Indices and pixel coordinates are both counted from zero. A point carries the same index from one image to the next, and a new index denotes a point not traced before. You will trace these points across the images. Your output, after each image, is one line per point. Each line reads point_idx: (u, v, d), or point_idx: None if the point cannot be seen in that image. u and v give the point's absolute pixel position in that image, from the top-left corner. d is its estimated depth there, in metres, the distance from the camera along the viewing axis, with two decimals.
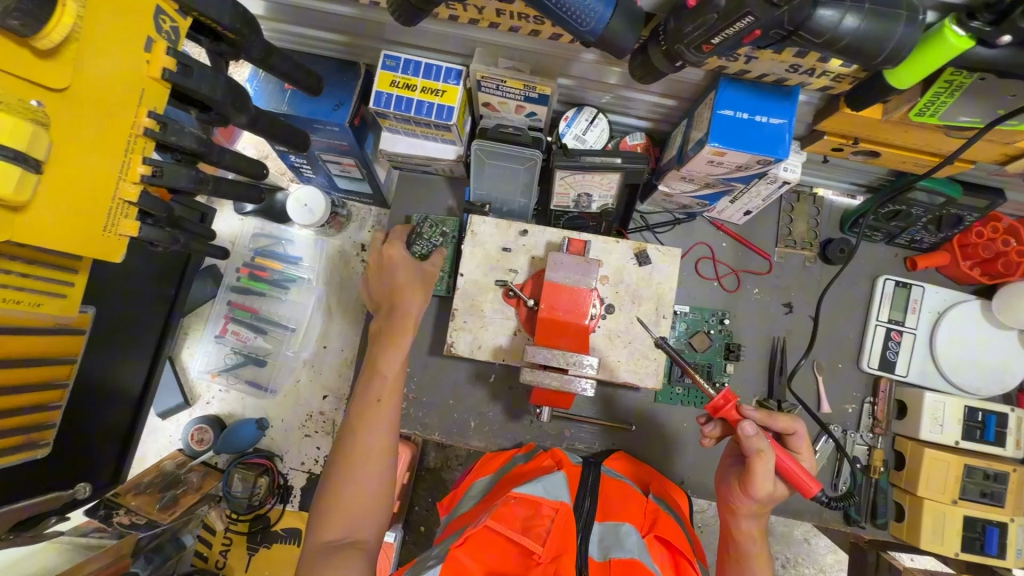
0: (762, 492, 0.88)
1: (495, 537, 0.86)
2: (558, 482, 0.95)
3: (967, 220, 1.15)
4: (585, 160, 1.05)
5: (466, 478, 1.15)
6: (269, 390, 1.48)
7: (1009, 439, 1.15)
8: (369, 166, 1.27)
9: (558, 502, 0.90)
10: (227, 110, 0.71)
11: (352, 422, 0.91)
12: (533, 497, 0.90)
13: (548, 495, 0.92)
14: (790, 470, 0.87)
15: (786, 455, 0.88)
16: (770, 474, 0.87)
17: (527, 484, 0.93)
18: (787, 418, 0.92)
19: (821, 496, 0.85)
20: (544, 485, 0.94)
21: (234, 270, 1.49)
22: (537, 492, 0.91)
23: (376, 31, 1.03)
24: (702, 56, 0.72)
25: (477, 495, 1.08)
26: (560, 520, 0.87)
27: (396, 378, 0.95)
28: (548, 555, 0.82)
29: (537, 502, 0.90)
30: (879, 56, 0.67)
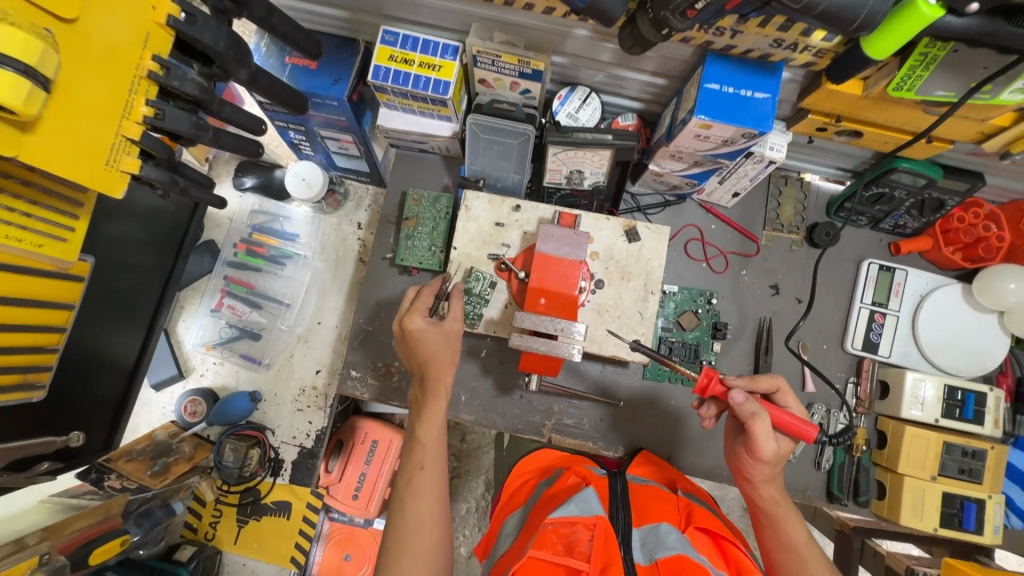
0: (768, 449, 0.90)
1: (542, 561, 0.84)
2: (590, 497, 0.95)
3: (949, 203, 1.19)
4: (577, 135, 1.09)
5: (498, 519, 1.13)
6: (263, 363, 1.49)
7: (987, 417, 1.18)
8: (367, 143, 1.30)
9: (595, 516, 0.91)
10: (230, 64, 0.73)
11: (400, 486, 0.97)
12: (569, 517, 0.90)
13: (584, 511, 0.92)
14: (785, 423, 0.90)
15: (779, 408, 0.90)
16: (770, 431, 0.89)
17: (562, 506, 0.92)
18: (769, 379, 0.96)
19: (820, 438, 0.87)
20: (577, 503, 0.93)
21: (232, 246, 1.53)
22: (572, 513, 0.91)
23: (376, 5, 1.06)
24: (687, 24, 0.75)
25: (512, 532, 1.05)
26: (599, 534, 0.87)
27: (437, 442, 1.01)
28: (595, 567, 0.82)
29: (576, 520, 0.89)
30: (854, 23, 0.70)
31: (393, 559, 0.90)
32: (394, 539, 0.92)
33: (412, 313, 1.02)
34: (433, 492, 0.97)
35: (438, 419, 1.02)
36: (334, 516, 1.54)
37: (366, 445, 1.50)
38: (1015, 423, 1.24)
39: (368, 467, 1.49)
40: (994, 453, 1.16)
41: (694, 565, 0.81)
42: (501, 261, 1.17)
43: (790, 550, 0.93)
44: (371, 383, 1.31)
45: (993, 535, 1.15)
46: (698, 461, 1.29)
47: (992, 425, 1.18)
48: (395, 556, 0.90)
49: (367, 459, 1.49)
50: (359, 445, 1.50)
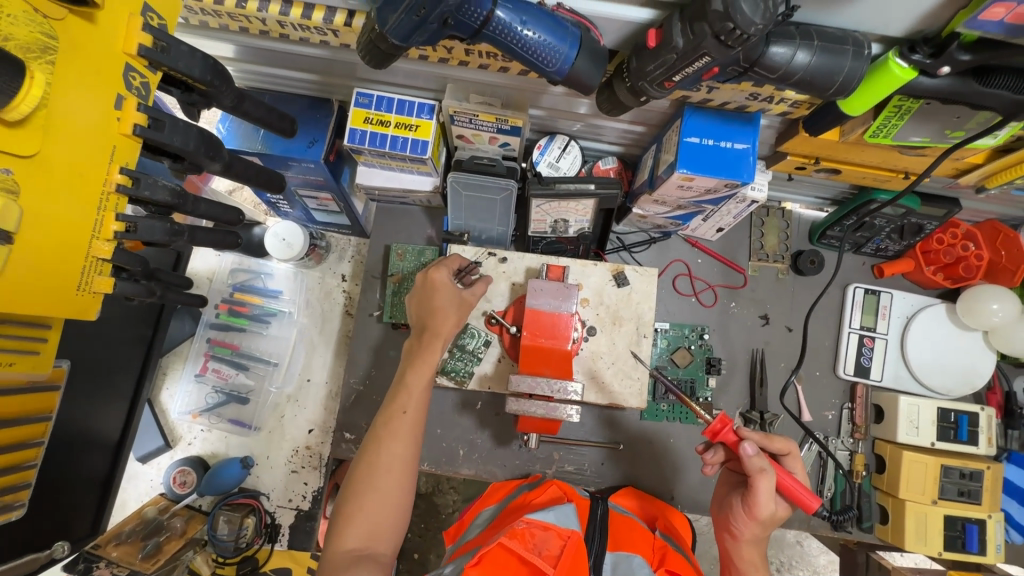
0: (764, 512, 0.89)
1: (509, 557, 0.87)
2: (569, 511, 0.97)
3: (927, 227, 1.21)
4: (560, 187, 1.07)
5: (471, 509, 1.15)
6: (253, 427, 1.46)
7: (981, 437, 1.20)
8: (347, 199, 1.27)
9: (571, 530, 0.91)
10: (201, 160, 0.71)
11: (378, 433, 0.96)
12: (545, 522, 0.92)
13: (561, 523, 0.93)
14: (789, 487, 0.88)
15: (785, 472, 0.90)
16: (772, 493, 0.88)
17: (540, 511, 0.95)
18: (783, 440, 0.94)
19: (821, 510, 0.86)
20: (557, 512, 0.95)
21: (213, 307, 1.48)
22: (549, 519, 0.93)
23: (348, 70, 1.04)
24: (665, 92, 0.75)
25: (483, 523, 1.08)
26: (571, 546, 0.87)
27: (422, 394, 1.00)
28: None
29: (552, 528, 0.91)
30: (830, 88, 0.70)
31: (357, 496, 0.91)
32: (363, 473, 0.92)
33: (439, 267, 1.07)
34: (410, 438, 0.96)
35: (429, 371, 1.01)
36: None
37: None
38: (1007, 437, 1.26)
39: None
40: (990, 473, 1.18)
41: None
42: (490, 316, 1.15)
43: None
44: None
45: (995, 553, 1.17)
46: (702, 498, 1.28)
47: (986, 444, 1.20)
48: (362, 491, 0.91)
49: None
50: None
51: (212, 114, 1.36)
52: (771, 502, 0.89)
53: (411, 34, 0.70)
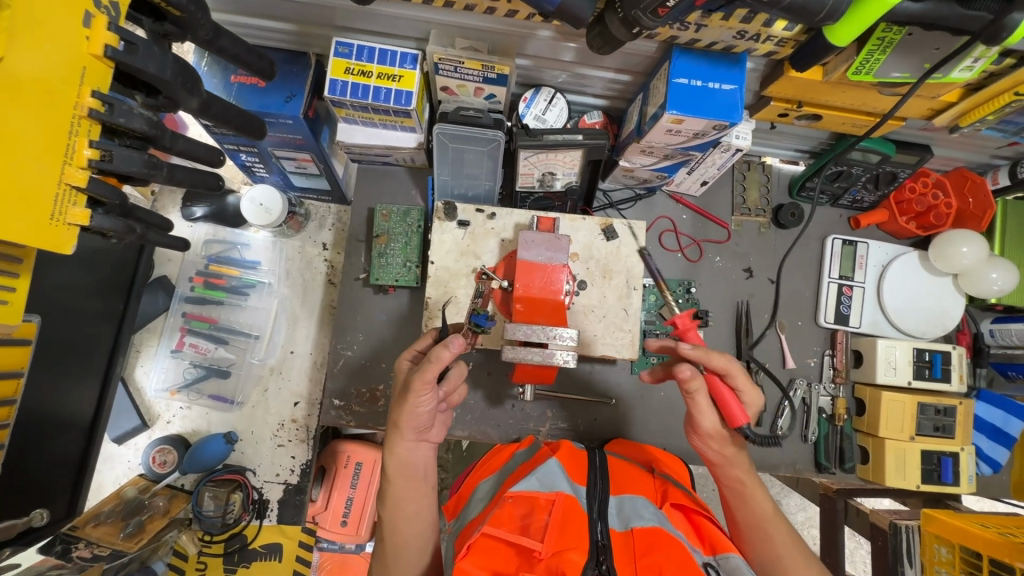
0: (702, 425, 0.91)
1: (497, 544, 0.82)
2: (552, 471, 0.93)
3: (902, 176, 1.24)
4: (548, 137, 1.06)
5: (469, 480, 1.08)
6: (235, 402, 1.41)
7: (953, 374, 1.25)
8: (327, 160, 1.23)
9: (556, 492, 0.88)
10: (179, 93, 0.66)
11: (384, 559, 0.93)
12: (530, 492, 0.88)
13: (545, 487, 0.90)
14: (720, 401, 0.89)
15: (721, 386, 0.88)
16: (704, 406, 0.89)
17: (523, 480, 0.90)
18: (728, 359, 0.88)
19: (746, 428, 0.86)
20: (539, 478, 0.91)
21: (188, 280, 1.42)
22: (533, 487, 0.89)
23: (325, 17, 1.00)
24: (658, 21, 0.75)
25: (484, 497, 1.00)
26: (557, 514, 0.84)
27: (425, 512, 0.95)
28: (549, 550, 0.79)
29: (536, 497, 0.87)
30: (820, 14, 0.71)
31: None
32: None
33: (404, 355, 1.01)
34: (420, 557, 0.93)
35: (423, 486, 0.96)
36: (324, 546, 1.45)
37: (350, 468, 1.43)
38: (976, 376, 1.34)
39: (354, 491, 1.43)
40: (962, 408, 1.25)
41: (672, 540, 0.81)
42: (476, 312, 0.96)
43: (760, 527, 0.92)
44: (357, 411, 1.26)
45: (967, 484, 1.24)
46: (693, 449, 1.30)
47: (958, 381, 1.26)
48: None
49: (353, 483, 1.43)
50: (343, 469, 1.43)
51: (183, 48, 1.35)
52: (709, 414, 0.90)
53: None
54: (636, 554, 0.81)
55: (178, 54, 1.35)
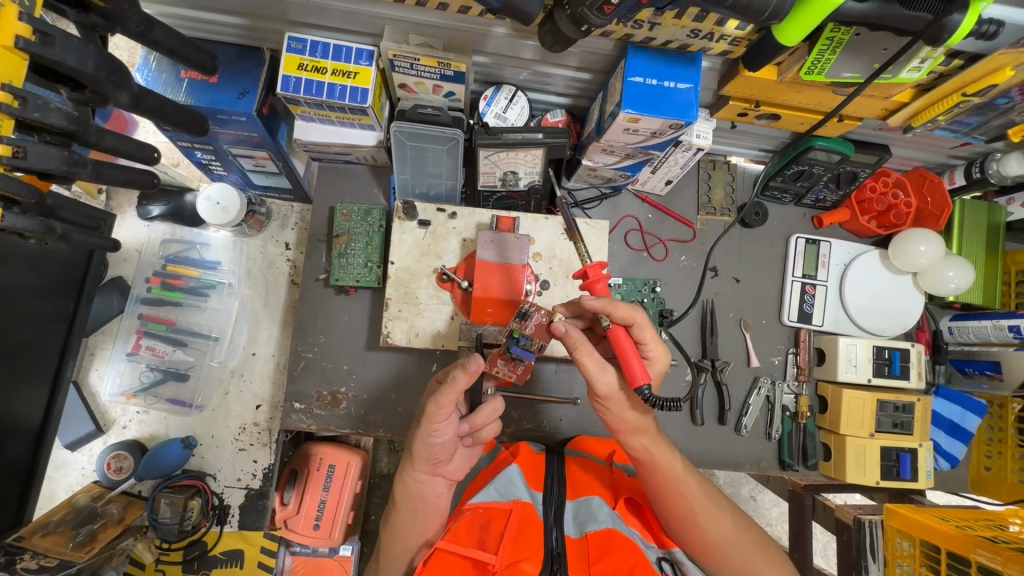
0: (597, 386, 0.87)
1: (455, 559, 0.81)
2: (511, 480, 0.92)
3: (862, 175, 1.25)
4: (507, 136, 1.05)
5: None
6: (195, 406, 1.37)
7: (912, 371, 1.27)
8: (285, 159, 1.20)
9: (513, 501, 0.87)
10: (105, 87, 0.64)
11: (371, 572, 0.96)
12: (487, 504, 0.87)
13: (503, 497, 0.88)
14: (619, 357, 0.83)
15: (617, 341, 0.83)
16: (598, 362, 0.86)
17: (481, 491, 0.89)
18: (628, 308, 0.85)
19: (646, 389, 0.78)
20: (497, 487, 0.90)
21: (144, 281, 1.37)
22: (492, 498, 0.88)
23: (276, 12, 0.97)
24: (606, 19, 0.74)
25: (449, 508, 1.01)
26: (513, 524, 0.82)
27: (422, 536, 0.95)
28: (503, 562, 0.77)
29: (493, 508, 0.86)
30: (765, 12, 0.71)
31: None
32: None
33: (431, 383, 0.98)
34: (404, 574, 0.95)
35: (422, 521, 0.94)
36: (296, 550, 1.41)
37: (322, 471, 1.40)
38: (936, 373, 1.38)
39: (327, 494, 1.39)
40: (920, 405, 1.26)
41: (625, 539, 0.81)
42: (515, 342, 0.94)
43: (672, 490, 0.90)
44: (318, 414, 1.23)
45: (925, 479, 1.26)
46: None
47: (917, 378, 1.28)
48: None
49: (325, 486, 1.39)
50: (314, 472, 1.40)
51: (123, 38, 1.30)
52: (605, 373, 0.86)
53: None
54: (590, 559, 0.80)
55: (120, 48, 1.31)
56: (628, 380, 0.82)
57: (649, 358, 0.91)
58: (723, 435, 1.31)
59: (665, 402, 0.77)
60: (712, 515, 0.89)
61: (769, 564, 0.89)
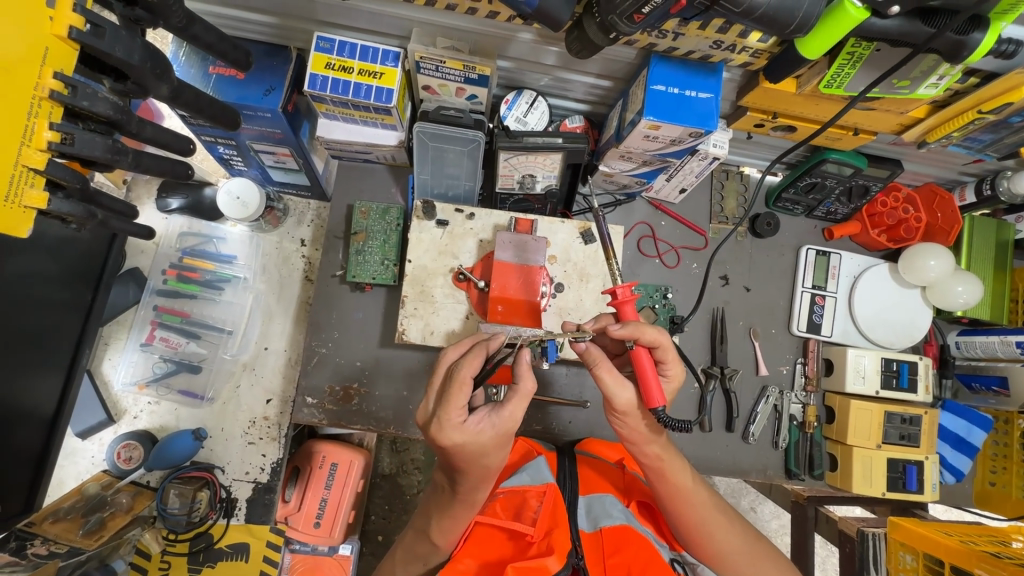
0: (616, 404, 0.85)
1: (494, 534, 0.84)
2: (542, 465, 0.93)
3: (873, 189, 1.27)
4: (528, 140, 1.07)
5: None
6: (206, 398, 1.39)
7: (919, 384, 1.29)
8: (306, 156, 1.22)
9: (544, 483, 0.89)
10: (147, 78, 0.66)
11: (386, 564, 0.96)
12: (521, 486, 0.90)
13: (535, 481, 0.90)
14: (639, 378, 0.84)
15: (642, 365, 0.84)
16: (620, 382, 0.85)
17: (514, 475, 0.92)
18: (656, 331, 0.85)
19: (663, 411, 0.81)
20: (529, 472, 0.92)
21: (160, 273, 1.39)
22: (524, 482, 0.90)
23: (307, 11, 0.99)
24: (634, 27, 0.76)
25: None
26: (548, 501, 0.85)
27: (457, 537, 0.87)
28: (540, 533, 0.79)
29: (526, 490, 0.88)
30: (790, 26, 0.73)
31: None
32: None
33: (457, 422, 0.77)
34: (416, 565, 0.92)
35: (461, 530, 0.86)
36: (296, 548, 1.41)
37: (324, 469, 1.41)
38: (942, 387, 1.38)
39: (328, 493, 1.40)
40: (928, 417, 1.27)
41: (639, 537, 0.82)
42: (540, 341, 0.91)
43: (682, 498, 0.89)
44: (329, 408, 1.24)
45: (931, 492, 1.26)
46: None
47: (924, 391, 1.29)
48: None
49: (327, 484, 1.41)
50: (318, 469, 1.41)
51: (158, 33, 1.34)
52: (624, 389, 0.84)
53: None
54: (605, 552, 0.81)
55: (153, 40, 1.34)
56: (645, 400, 0.84)
57: (667, 376, 0.92)
58: (730, 442, 1.32)
59: (679, 424, 0.81)
60: (721, 522, 0.90)
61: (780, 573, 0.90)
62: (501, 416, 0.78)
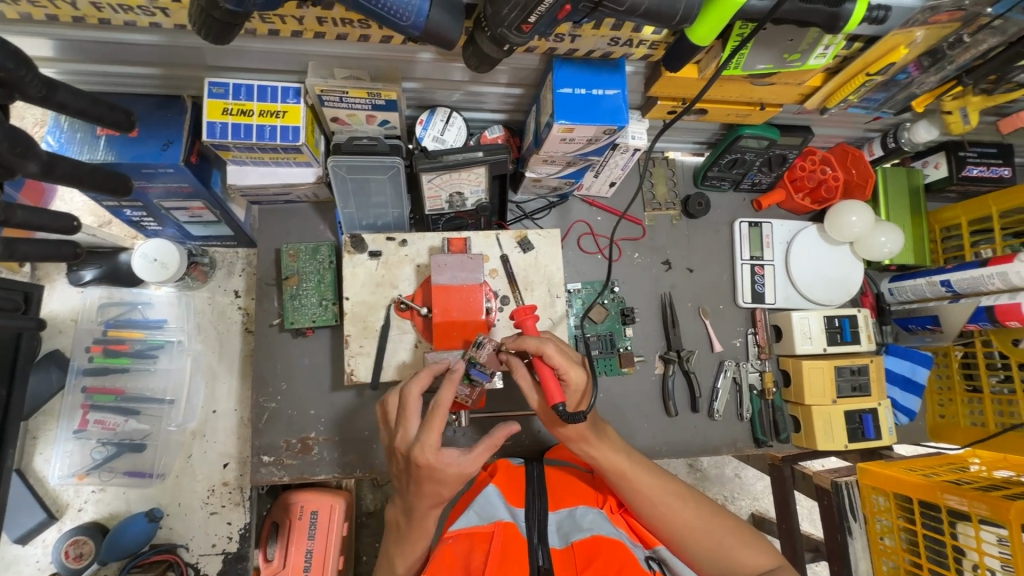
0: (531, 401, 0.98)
1: None
2: (490, 500, 0.91)
3: (790, 157, 1.30)
4: (448, 158, 1.05)
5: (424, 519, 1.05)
6: (156, 475, 1.31)
7: (862, 334, 1.34)
8: (223, 205, 1.17)
9: (494, 522, 0.85)
10: (8, 159, 0.61)
11: None
12: (469, 529, 0.84)
13: (485, 520, 0.87)
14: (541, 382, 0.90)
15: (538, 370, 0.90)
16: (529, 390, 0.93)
17: (461, 517, 0.87)
18: (534, 338, 0.91)
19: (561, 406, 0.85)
20: (477, 511, 0.89)
21: (84, 350, 1.29)
22: (474, 523, 0.86)
23: (193, 57, 0.94)
24: (526, 37, 0.75)
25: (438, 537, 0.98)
26: (497, 544, 0.80)
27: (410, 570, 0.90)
28: None
29: (474, 532, 0.84)
30: (675, 17, 0.74)
31: None
32: None
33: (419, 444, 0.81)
34: None
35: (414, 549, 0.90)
36: None
37: (305, 519, 1.30)
38: (884, 333, 1.45)
39: (313, 544, 1.29)
40: (874, 365, 1.32)
41: (609, 545, 0.81)
42: (471, 364, 0.97)
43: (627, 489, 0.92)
44: (289, 464, 1.19)
45: (888, 435, 1.32)
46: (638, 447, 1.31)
47: (867, 340, 1.34)
48: None
49: (310, 534, 1.30)
50: (297, 521, 1.30)
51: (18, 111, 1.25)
52: None
53: None
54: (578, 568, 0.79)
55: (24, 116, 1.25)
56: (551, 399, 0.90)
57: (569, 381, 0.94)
58: (697, 422, 1.34)
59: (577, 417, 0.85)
60: (671, 504, 0.91)
61: (742, 546, 0.92)
62: (467, 457, 0.84)
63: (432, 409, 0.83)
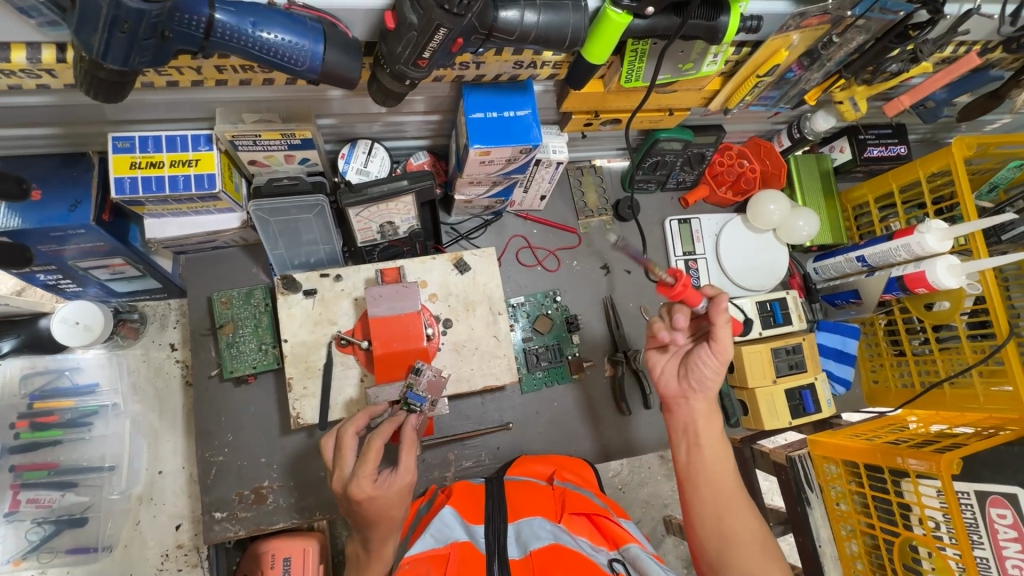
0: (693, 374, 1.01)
1: None
2: (447, 521, 0.91)
3: (709, 154, 1.37)
4: (372, 190, 1.05)
5: None
6: (101, 548, 1.24)
7: (793, 315, 1.41)
8: (146, 259, 1.13)
9: (450, 544, 0.86)
10: None
11: None
12: (426, 551, 0.85)
13: (442, 542, 0.87)
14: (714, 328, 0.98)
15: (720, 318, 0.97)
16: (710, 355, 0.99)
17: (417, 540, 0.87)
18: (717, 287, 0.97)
19: None
20: (433, 533, 0.89)
21: (7, 427, 1.21)
22: (431, 545, 0.86)
23: (93, 114, 0.92)
24: (424, 71, 0.77)
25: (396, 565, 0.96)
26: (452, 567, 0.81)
27: None
28: None
29: (432, 555, 0.84)
30: (565, 42, 0.78)
31: None
32: None
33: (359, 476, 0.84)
34: None
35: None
36: None
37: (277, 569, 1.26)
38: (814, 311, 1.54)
39: None
40: (807, 342, 1.40)
41: (566, 557, 0.82)
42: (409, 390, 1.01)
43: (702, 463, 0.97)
44: (243, 517, 1.15)
45: (828, 407, 1.39)
46: (598, 450, 1.34)
47: (799, 320, 1.42)
48: None
49: None
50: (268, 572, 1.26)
51: None
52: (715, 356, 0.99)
53: (128, 54, 0.64)
54: None
55: None
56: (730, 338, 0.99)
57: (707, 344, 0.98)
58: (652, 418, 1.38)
59: None
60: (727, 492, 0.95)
61: (765, 560, 0.89)
62: (399, 472, 0.86)
63: (369, 440, 0.86)
